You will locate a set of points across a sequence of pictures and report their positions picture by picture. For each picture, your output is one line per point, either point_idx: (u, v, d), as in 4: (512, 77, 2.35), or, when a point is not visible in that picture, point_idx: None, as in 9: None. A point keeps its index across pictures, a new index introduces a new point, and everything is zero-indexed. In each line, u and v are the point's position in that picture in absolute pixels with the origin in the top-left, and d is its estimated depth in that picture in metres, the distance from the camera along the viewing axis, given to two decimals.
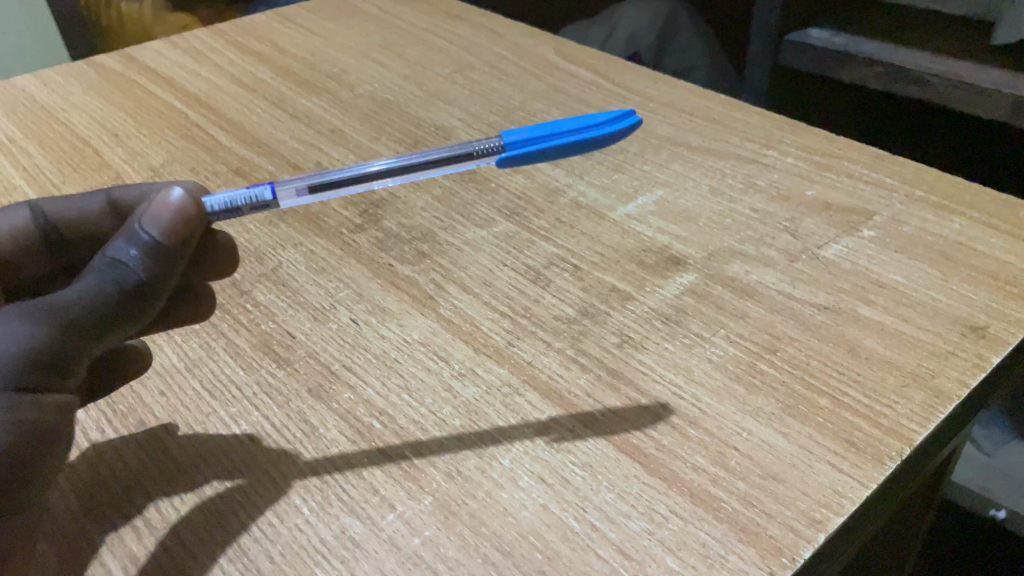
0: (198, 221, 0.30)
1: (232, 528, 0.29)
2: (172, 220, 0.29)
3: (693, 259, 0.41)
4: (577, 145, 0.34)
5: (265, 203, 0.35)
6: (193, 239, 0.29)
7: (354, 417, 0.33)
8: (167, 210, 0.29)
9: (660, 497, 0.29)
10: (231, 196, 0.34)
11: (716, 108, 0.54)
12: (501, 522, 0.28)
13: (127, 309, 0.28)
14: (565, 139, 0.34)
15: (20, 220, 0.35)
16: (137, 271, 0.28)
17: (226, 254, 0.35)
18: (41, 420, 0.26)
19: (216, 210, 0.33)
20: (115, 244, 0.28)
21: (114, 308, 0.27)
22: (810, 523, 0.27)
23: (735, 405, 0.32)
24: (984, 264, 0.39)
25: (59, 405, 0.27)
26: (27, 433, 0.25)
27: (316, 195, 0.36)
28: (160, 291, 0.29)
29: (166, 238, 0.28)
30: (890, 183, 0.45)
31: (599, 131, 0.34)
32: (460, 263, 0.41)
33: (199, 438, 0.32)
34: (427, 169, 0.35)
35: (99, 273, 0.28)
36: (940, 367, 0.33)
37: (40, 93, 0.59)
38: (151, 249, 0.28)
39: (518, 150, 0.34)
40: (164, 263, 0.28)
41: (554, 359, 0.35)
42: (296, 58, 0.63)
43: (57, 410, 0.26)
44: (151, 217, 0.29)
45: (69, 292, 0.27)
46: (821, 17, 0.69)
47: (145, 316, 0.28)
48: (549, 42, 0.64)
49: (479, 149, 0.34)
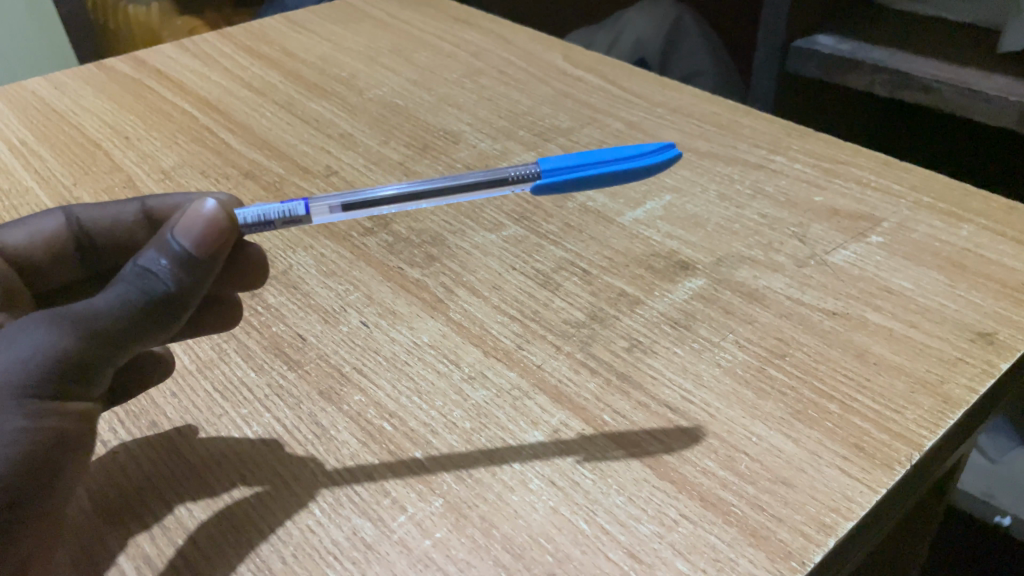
0: (229, 234, 0.30)
1: (244, 529, 0.29)
2: (204, 232, 0.29)
3: (702, 264, 0.41)
4: (606, 177, 0.33)
5: (298, 218, 0.35)
6: (223, 252, 0.30)
7: (364, 419, 0.33)
8: (198, 221, 0.29)
9: (669, 500, 0.29)
10: (264, 209, 0.35)
11: (724, 114, 0.54)
12: (512, 524, 0.28)
13: (154, 320, 0.28)
14: (593, 171, 0.33)
15: (55, 227, 0.36)
16: (166, 281, 0.28)
17: (256, 265, 0.36)
18: (61, 426, 0.26)
19: (248, 222, 0.34)
20: (147, 253, 0.28)
21: (140, 318, 0.28)
22: (820, 528, 0.28)
23: (744, 409, 0.32)
24: (992, 271, 0.39)
25: (80, 413, 0.27)
26: (48, 440, 0.26)
27: (349, 212, 0.36)
28: (188, 302, 0.29)
29: (197, 249, 0.29)
30: (898, 190, 0.45)
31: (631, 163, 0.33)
32: (469, 267, 0.42)
33: (212, 440, 0.32)
34: (464, 193, 0.35)
35: (128, 281, 0.28)
36: (949, 373, 0.33)
37: (52, 96, 0.59)
38: (181, 260, 0.28)
39: (548, 179, 0.34)
40: (194, 274, 0.29)
41: (563, 362, 0.35)
42: (306, 62, 0.63)
43: (77, 418, 0.27)
44: (183, 228, 0.29)
45: (97, 301, 0.27)
46: (828, 24, 0.69)
47: (172, 327, 0.29)
48: (557, 47, 0.64)
49: (514, 176, 0.34)
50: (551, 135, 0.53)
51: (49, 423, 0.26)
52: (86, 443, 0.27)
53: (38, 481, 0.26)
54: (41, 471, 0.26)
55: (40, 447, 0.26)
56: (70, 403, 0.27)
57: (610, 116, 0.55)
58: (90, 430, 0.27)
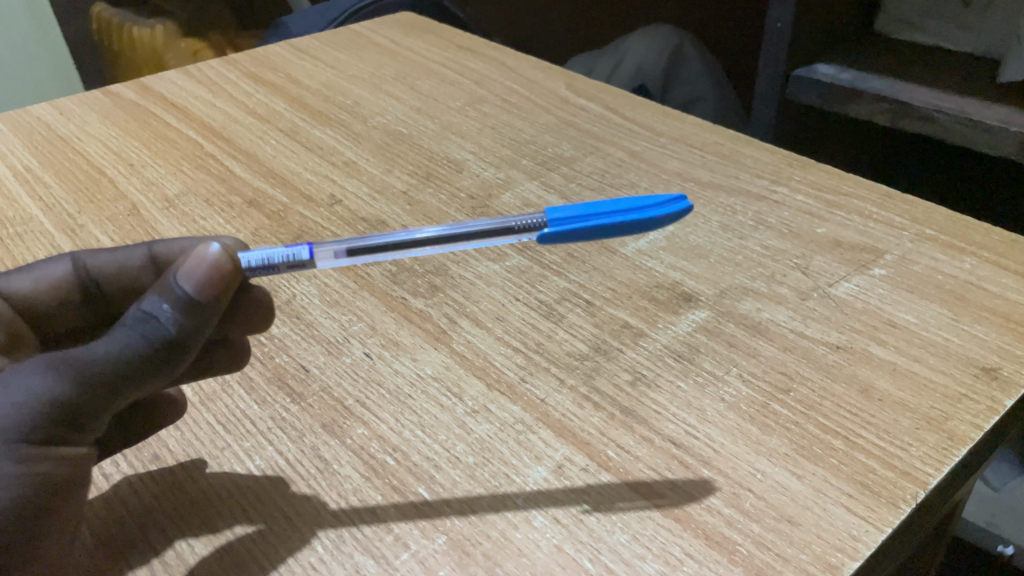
0: (232, 276, 0.29)
1: (246, 566, 0.29)
2: (206, 275, 0.29)
3: (704, 296, 0.41)
4: (624, 226, 0.33)
5: (302, 262, 0.35)
6: (226, 295, 0.29)
7: (367, 453, 0.33)
8: (201, 264, 0.29)
9: (674, 539, 0.29)
10: (268, 253, 0.34)
11: (726, 143, 0.54)
12: (516, 562, 0.28)
13: (154, 366, 0.28)
14: (613, 219, 0.33)
15: (62, 273, 0.36)
16: (168, 326, 0.28)
17: (260, 308, 0.35)
18: (53, 470, 0.26)
19: (251, 265, 0.34)
20: (150, 297, 0.28)
21: (141, 364, 0.27)
22: (825, 567, 0.27)
23: (748, 445, 0.32)
24: (995, 305, 0.39)
25: (74, 457, 0.27)
26: (38, 487, 0.26)
27: (354, 258, 0.36)
28: (189, 348, 0.28)
29: (199, 293, 0.28)
30: (901, 222, 0.45)
31: (647, 213, 0.33)
32: (472, 297, 0.42)
33: (215, 474, 0.32)
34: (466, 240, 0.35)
35: (129, 326, 0.28)
36: (953, 410, 0.33)
37: (57, 122, 0.59)
38: (183, 305, 0.28)
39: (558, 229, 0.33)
40: (196, 318, 0.28)
41: (567, 396, 0.35)
42: (310, 89, 0.63)
43: (72, 464, 0.27)
44: (187, 271, 0.29)
45: (97, 347, 0.27)
46: (827, 54, 0.70)
47: (172, 372, 0.28)
48: (560, 76, 0.65)
49: (518, 224, 0.34)
50: (554, 165, 0.53)
51: (38, 467, 0.26)
52: (80, 486, 0.27)
53: (30, 525, 0.26)
54: (31, 517, 0.26)
55: (31, 491, 0.26)
56: (66, 448, 0.27)
57: (613, 145, 0.55)
58: (85, 472, 0.28)
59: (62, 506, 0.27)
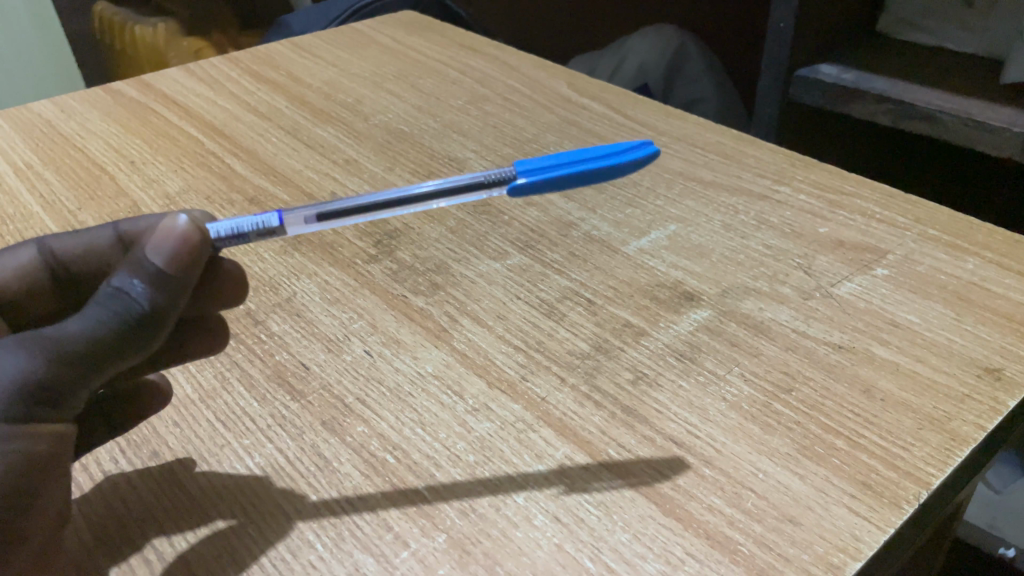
0: (200, 248, 0.30)
1: (245, 564, 0.29)
2: (175, 248, 0.29)
3: (706, 295, 0.41)
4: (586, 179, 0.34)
5: (271, 230, 0.35)
6: (197, 267, 0.30)
7: (367, 451, 0.33)
8: (170, 237, 0.29)
9: (675, 538, 0.29)
10: (236, 224, 0.34)
11: (728, 143, 0.54)
12: (516, 561, 0.28)
13: (130, 342, 0.28)
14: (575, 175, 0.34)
15: (29, 258, 0.36)
16: (140, 301, 0.28)
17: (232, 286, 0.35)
18: (34, 448, 0.26)
19: (221, 235, 0.34)
20: (120, 274, 0.28)
21: (115, 340, 0.27)
22: (827, 568, 0.27)
23: (750, 445, 0.32)
24: (998, 305, 0.39)
25: (53, 434, 0.27)
26: (16, 464, 0.25)
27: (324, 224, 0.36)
28: (163, 322, 0.29)
29: (169, 266, 0.29)
30: (903, 222, 0.45)
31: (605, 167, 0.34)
32: (473, 295, 0.42)
33: (214, 470, 0.32)
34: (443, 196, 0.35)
35: (101, 302, 0.28)
36: (956, 411, 0.33)
37: (58, 119, 0.59)
38: (155, 278, 0.28)
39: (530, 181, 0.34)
40: (168, 292, 0.29)
41: (568, 395, 0.35)
42: (312, 87, 0.63)
43: (52, 441, 0.27)
44: (155, 246, 0.29)
45: (70, 324, 0.27)
46: (829, 54, 0.70)
47: (148, 348, 0.29)
48: (561, 75, 0.65)
49: (493, 177, 0.35)
50: None
51: (18, 444, 0.26)
52: (61, 465, 0.27)
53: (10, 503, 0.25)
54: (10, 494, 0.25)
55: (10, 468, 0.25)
56: (44, 424, 0.26)
57: None
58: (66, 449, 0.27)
59: (44, 485, 0.27)
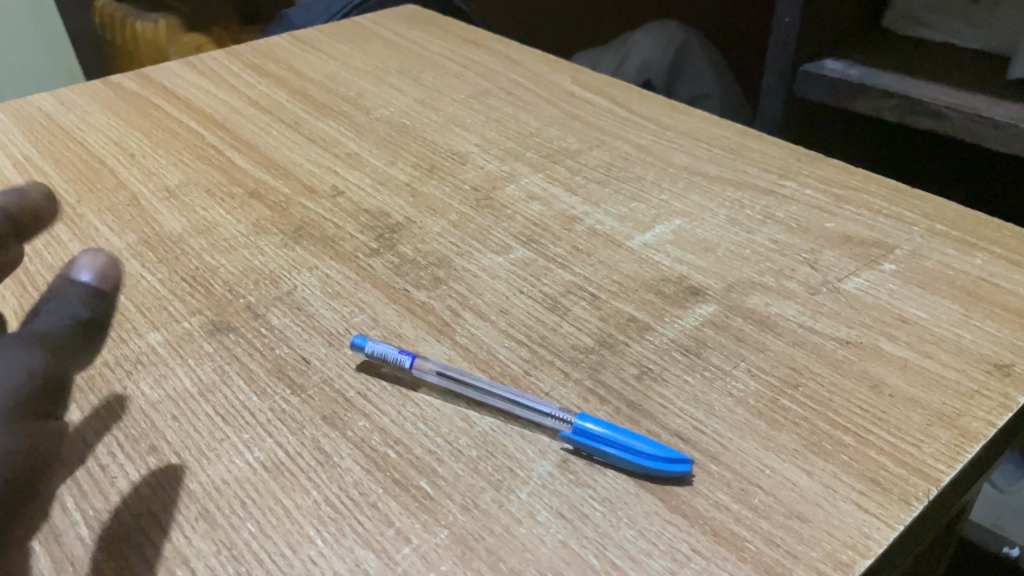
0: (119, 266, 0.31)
1: (245, 560, 0.28)
2: (105, 264, 0.30)
3: (712, 291, 0.40)
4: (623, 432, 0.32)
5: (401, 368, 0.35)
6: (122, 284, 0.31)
7: (368, 446, 0.32)
8: (97, 256, 0.30)
9: (682, 535, 0.28)
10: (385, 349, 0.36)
11: (733, 138, 0.54)
12: (520, 558, 0.28)
13: (80, 345, 0.28)
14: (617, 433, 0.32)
15: None
16: (80, 308, 0.29)
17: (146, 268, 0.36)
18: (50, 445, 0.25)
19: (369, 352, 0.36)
20: (50, 294, 0.29)
21: (70, 339, 0.28)
22: (836, 565, 0.27)
23: (757, 441, 0.32)
24: (1008, 301, 0.38)
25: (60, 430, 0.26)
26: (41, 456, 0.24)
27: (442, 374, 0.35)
28: (101, 333, 0.29)
29: (104, 278, 0.30)
30: (910, 217, 0.45)
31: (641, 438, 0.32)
32: (476, 289, 0.41)
33: (213, 465, 0.32)
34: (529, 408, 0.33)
35: (42, 316, 0.28)
36: (966, 407, 0.33)
37: (57, 112, 0.59)
38: (93, 291, 0.29)
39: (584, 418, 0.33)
40: (105, 306, 0.30)
41: (572, 390, 0.35)
42: (313, 80, 0.63)
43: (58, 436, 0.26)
44: (86, 265, 0.30)
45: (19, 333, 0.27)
46: (834, 50, 0.69)
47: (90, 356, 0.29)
48: (565, 69, 0.64)
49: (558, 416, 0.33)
50: (559, 158, 0.52)
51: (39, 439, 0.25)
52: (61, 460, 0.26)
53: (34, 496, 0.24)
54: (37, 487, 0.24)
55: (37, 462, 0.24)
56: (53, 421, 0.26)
57: (619, 138, 0.54)
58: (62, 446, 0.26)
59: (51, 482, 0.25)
